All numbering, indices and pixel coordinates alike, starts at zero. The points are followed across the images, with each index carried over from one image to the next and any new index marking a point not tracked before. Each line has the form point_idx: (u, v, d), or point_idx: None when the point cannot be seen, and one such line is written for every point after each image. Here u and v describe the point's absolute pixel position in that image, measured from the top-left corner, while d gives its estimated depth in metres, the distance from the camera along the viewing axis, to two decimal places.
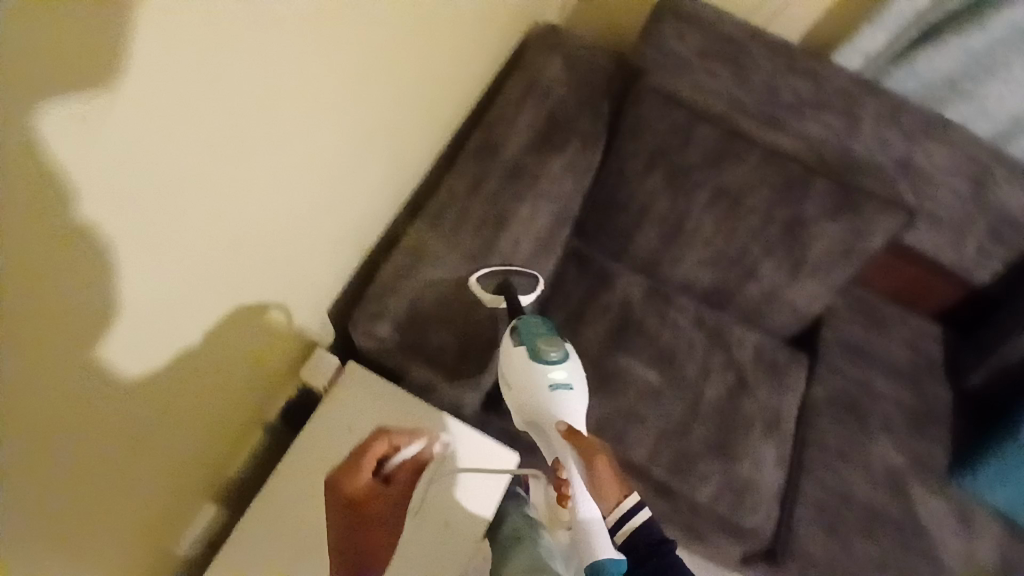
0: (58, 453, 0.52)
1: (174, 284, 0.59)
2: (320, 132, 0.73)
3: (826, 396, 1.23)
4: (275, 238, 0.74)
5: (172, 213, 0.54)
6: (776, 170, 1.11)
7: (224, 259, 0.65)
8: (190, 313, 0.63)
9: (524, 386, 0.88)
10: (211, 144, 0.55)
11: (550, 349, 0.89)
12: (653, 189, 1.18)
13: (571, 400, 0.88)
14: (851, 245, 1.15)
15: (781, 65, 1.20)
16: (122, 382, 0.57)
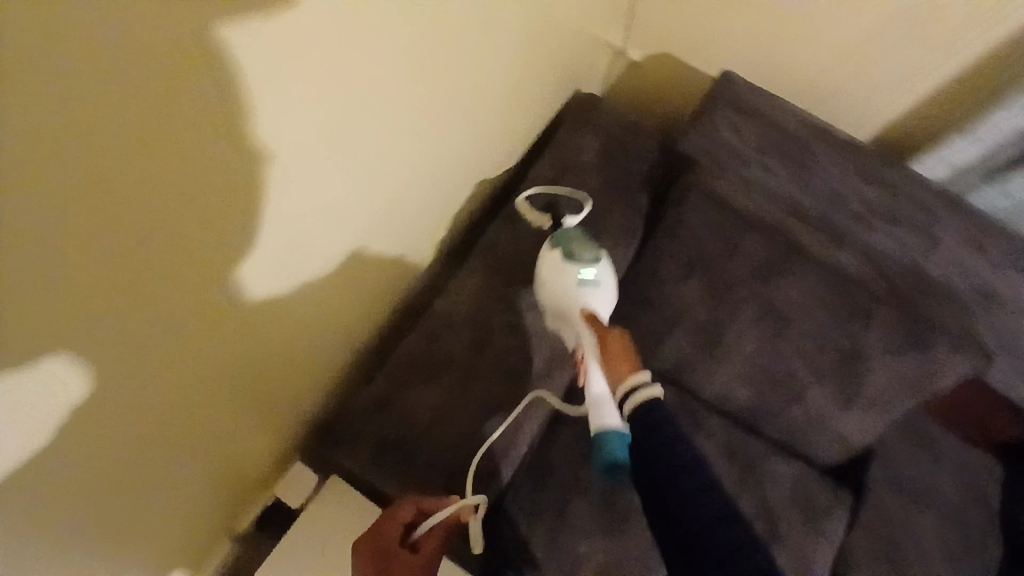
0: None
1: (290, 236, 0.58)
2: (432, 116, 0.74)
3: (868, 545, 1.08)
4: (373, 219, 0.73)
5: (303, 158, 0.54)
6: (836, 293, 0.99)
7: (330, 225, 0.65)
8: (324, 253, 0.67)
9: (554, 282, 0.89)
10: (349, 104, 0.57)
11: (583, 251, 0.90)
12: (691, 297, 1.02)
13: (598, 298, 0.89)
14: (917, 384, 1.01)
15: (851, 168, 1.05)
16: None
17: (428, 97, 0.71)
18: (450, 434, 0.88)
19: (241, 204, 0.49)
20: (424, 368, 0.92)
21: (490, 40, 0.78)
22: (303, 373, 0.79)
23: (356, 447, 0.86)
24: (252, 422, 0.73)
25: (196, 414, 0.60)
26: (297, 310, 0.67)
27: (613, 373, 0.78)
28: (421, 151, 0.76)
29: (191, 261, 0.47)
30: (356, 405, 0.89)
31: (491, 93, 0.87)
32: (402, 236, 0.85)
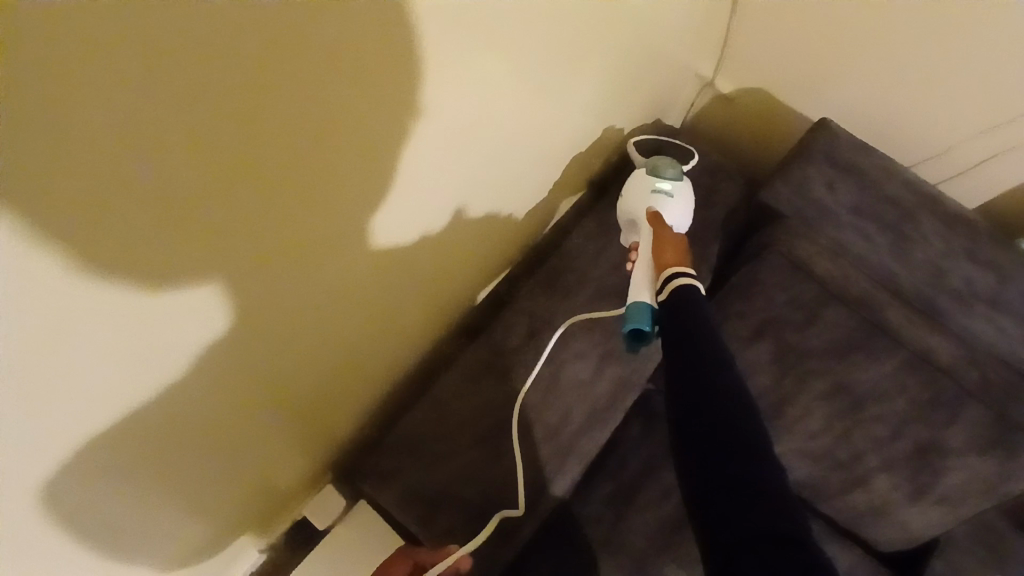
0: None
1: (417, 186, 0.61)
2: (559, 93, 0.74)
3: None
4: (484, 187, 0.75)
5: (444, 112, 0.57)
6: (919, 383, 0.88)
7: (450, 184, 0.67)
8: (438, 204, 0.68)
9: (629, 189, 0.92)
10: (494, 66, 0.59)
11: (666, 166, 0.92)
12: (756, 361, 0.95)
13: (668, 207, 0.90)
14: (994, 485, 0.92)
15: (956, 242, 0.94)
16: None
17: (485, 130, 0.66)
18: (478, 482, 0.83)
19: (285, 211, 0.47)
20: (461, 409, 0.86)
21: (566, 74, 0.72)
22: (329, 400, 0.76)
23: (384, 484, 0.83)
24: (274, 446, 0.71)
25: (227, 419, 0.59)
26: (307, 344, 0.63)
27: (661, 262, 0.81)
28: (473, 183, 0.71)
29: (236, 258, 0.46)
30: (392, 438, 0.86)
31: (561, 124, 0.81)
32: (449, 267, 0.81)
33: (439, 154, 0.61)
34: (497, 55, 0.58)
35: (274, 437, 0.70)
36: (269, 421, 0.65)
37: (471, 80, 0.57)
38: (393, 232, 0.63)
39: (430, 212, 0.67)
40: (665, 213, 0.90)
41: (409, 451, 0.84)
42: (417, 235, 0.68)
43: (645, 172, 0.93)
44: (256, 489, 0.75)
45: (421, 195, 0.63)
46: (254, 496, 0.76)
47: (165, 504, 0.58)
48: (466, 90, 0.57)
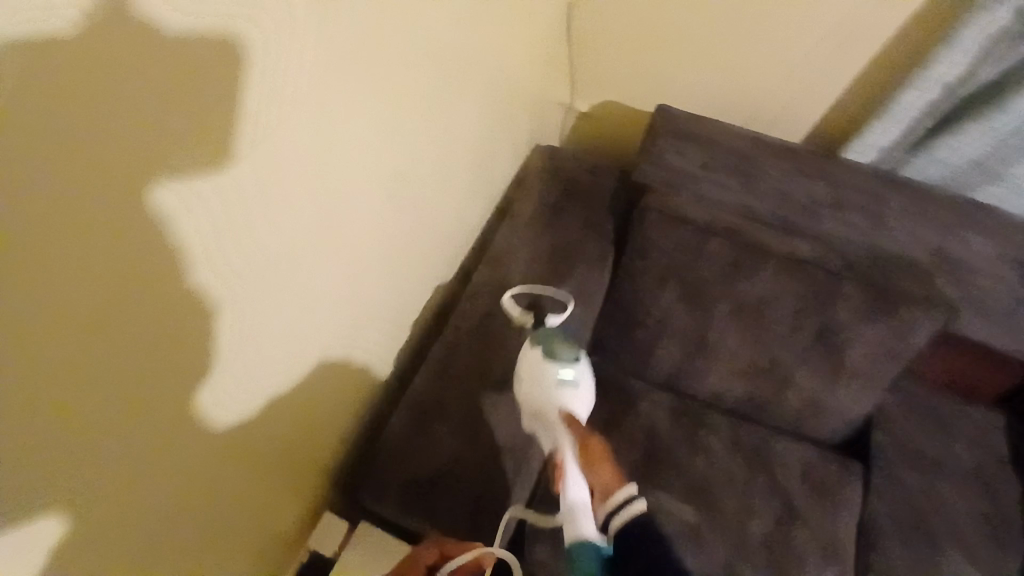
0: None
1: (242, 365, 0.60)
2: (373, 222, 0.79)
3: (890, 513, 1.11)
4: (327, 333, 0.76)
5: (254, 288, 0.58)
6: (799, 280, 1.07)
7: (284, 348, 0.67)
8: (274, 375, 0.67)
9: (535, 383, 0.88)
10: (290, 230, 0.61)
11: (564, 350, 0.90)
12: (669, 305, 1.14)
13: (576, 399, 0.88)
14: (894, 348, 1.08)
15: (790, 168, 1.18)
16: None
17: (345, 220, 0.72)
18: (469, 459, 0.96)
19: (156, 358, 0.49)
20: (435, 406, 1.00)
21: (416, 154, 0.84)
22: (309, 438, 0.82)
23: (386, 483, 0.93)
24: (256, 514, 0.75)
25: (174, 531, 0.59)
26: None
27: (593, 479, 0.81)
28: (360, 261, 0.79)
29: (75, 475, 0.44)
30: (383, 446, 0.96)
31: (462, 159, 1.00)
32: (400, 296, 0.95)
33: (278, 285, 0.62)
34: (289, 227, 0.61)
35: (239, 527, 0.72)
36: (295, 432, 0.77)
37: (308, 186, 0.63)
38: (233, 416, 0.62)
39: (284, 359, 0.68)
40: (573, 407, 0.89)
41: (398, 454, 0.95)
42: (266, 398, 0.67)
43: (543, 358, 0.90)
44: (283, 512, 0.83)
45: (273, 328, 0.64)
46: (279, 523, 0.83)
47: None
48: (298, 201, 0.62)
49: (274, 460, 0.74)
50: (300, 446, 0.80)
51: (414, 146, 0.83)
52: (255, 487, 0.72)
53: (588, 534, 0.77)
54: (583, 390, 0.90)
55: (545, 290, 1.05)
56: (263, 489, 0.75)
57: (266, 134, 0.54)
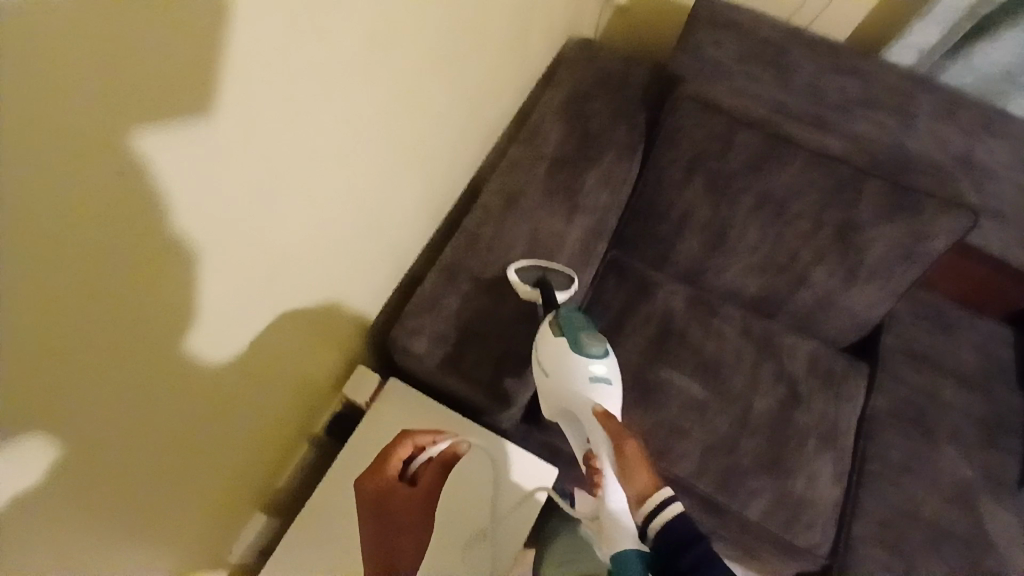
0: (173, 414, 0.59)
1: (230, 290, 0.60)
2: (373, 135, 0.75)
3: (891, 407, 1.16)
4: (323, 244, 0.74)
5: (244, 215, 0.56)
6: (825, 173, 1.08)
7: (275, 269, 0.66)
8: (264, 296, 0.67)
9: (563, 380, 0.87)
10: (282, 157, 0.58)
11: (593, 344, 0.88)
12: (694, 197, 1.15)
13: (608, 394, 0.86)
14: (910, 249, 1.10)
15: (827, 65, 1.17)
16: (187, 381, 0.60)
17: (354, 138, 0.70)
18: (492, 321, 1.00)
19: (186, 284, 0.52)
20: (463, 270, 1.03)
21: (432, 61, 0.81)
22: (330, 325, 0.86)
23: (413, 338, 0.98)
24: (279, 389, 0.82)
25: (204, 420, 0.66)
26: None
27: (629, 484, 0.75)
28: (373, 167, 0.78)
29: (124, 370, 0.50)
30: (411, 306, 1.00)
31: (505, 33, 1.01)
32: (433, 166, 0.98)
33: (290, 203, 0.63)
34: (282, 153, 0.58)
35: (262, 407, 0.79)
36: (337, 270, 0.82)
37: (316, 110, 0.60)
38: (218, 344, 0.61)
39: (298, 268, 0.71)
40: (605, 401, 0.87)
41: (428, 312, 0.99)
42: (258, 316, 0.67)
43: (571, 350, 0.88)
44: (318, 355, 0.89)
45: (286, 243, 0.65)
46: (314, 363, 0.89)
47: (152, 503, 0.64)
48: (308, 126, 0.60)
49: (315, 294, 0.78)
50: (338, 290, 0.84)
51: (421, 48, 0.76)
52: (280, 367, 0.78)
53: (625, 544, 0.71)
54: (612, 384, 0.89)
55: (552, 263, 1.00)
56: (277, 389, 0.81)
57: (259, 42, 0.48)
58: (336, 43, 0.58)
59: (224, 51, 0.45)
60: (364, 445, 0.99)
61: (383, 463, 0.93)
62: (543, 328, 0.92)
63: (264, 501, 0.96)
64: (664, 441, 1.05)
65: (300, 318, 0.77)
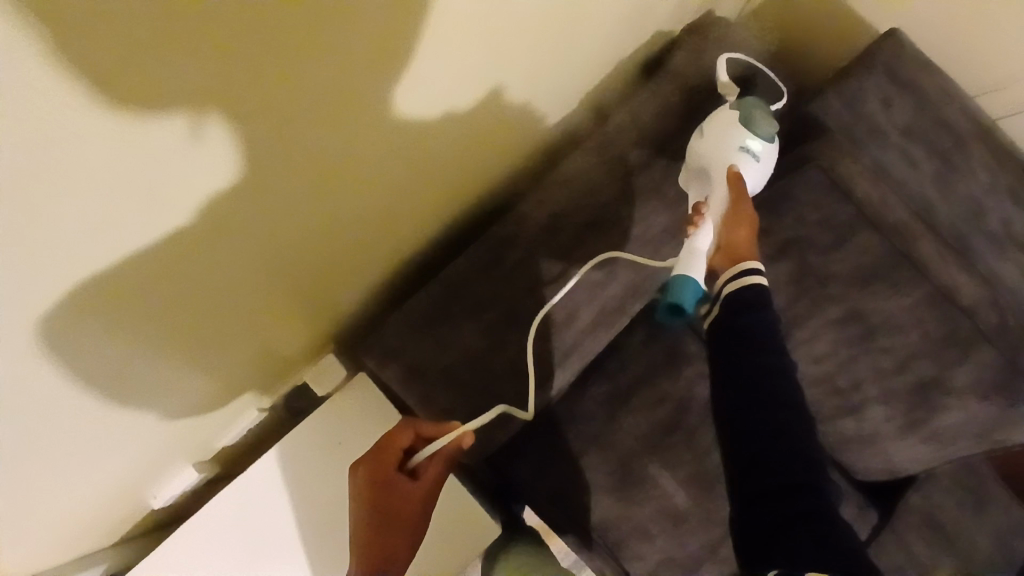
0: (253, 254, 0.56)
1: (438, 61, 0.55)
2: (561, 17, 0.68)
3: (881, 570, 1.03)
4: (506, 77, 0.69)
5: None
6: (937, 318, 0.88)
7: (474, 65, 0.61)
8: (458, 88, 0.62)
9: (715, 136, 0.82)
10: None
11: (764, 120, 0.82)
12: (771, 282, 0.92)
13: (751, 169, 0.82)
14: (988, 431, 0.92)
15: (1003, 181, 0.90)
16: (277, 234, 0.57)
17: (482, 45, 0.60)
18: (483, 367, 0.85)
19: (287, 147, 0.48)
20: (467, 296, 0.86)
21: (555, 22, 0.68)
22: (403, 242, 0.83)
23: (387, 359, 0.84)
24: (373, 254, 0.79)
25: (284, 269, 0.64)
26: (372, 176, 0.63)
27: (727, 238, 0.76)
28: (462, 107, 0.66)
29: (223, 211, 0.47)
30: (395, 319, 0.85)
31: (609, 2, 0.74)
32: (469, 155, 0.77)
33: (461, 30, 0.54)
34: None
35: (355, 264, 0.77)
36: (436, 172, 0.74)
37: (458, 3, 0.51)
38: (416, 104, 0.58)
39: (444, 103, 0.62)
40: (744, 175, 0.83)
41: (412, 333, 0.84)
42: (437, 113, 0.63)
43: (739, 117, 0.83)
44: (382, 258, 0.82)
45: (441, 72, 0.57)
46: (333, 297, 0.80)
47: (195, 329, 0.58)
48: (447, 14, 0.51)
49: (402, 188, 0.71)
50: (322, 269, 0.71)
51: None
52: (355, 260, 0.76)
53: (692, 275, 0.75)
54: (761, 167, 0.84)
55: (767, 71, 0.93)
56: (354, 272, 0.79)
57: None
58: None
59: None
60: (302, 444, 0.89)
61: (377, 458, 0.77)
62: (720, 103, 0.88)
63: (200, 454, 0.88)
64: (622, 534, 0.94)
65: (404, 196, 0.73)
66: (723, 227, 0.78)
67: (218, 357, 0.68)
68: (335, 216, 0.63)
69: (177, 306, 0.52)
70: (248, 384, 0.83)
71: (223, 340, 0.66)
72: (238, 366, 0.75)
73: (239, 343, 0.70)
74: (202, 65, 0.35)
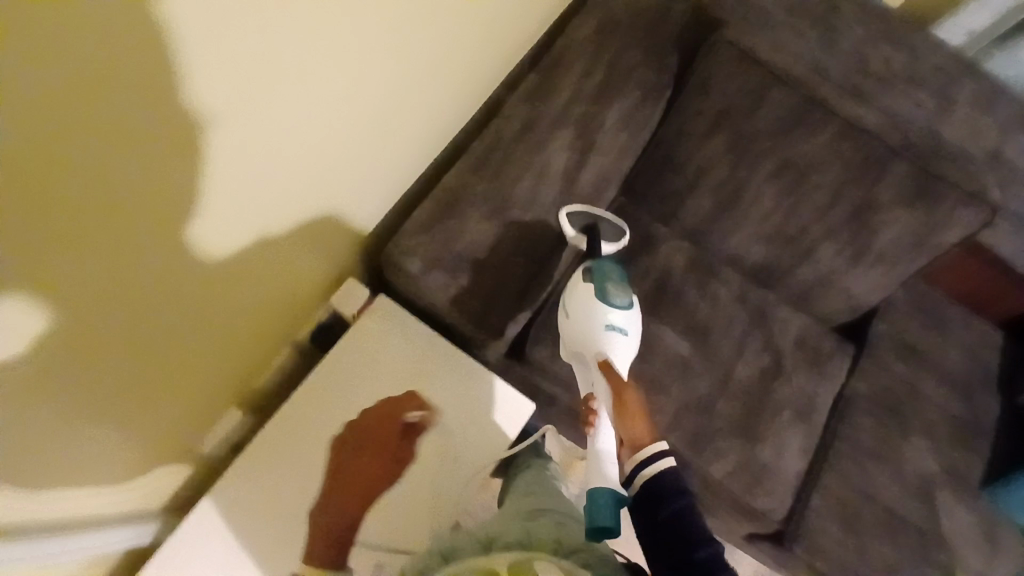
0: (142, 356, 0.62)
1: (236, 201, 0.63)
2: None
3: (868, 392, 1.18)
4: (327, 169, 0.77)
5: (251, 134, 0.59)
6: (853, 147, 1.05)
7: (279, 183, 0.69)
8: (264, 212, 0.70)
9: (584, 320, 0.93)
10: (285, 89, 0.60)
11: (617, 294, 0.93)
12: (713, 154, 1.09)
13: (622, 345, 0.92)
14: (923, 239, 1.09)
15: (875, 33, 1.11)
16: (164, 327, 0.63)
17: (275, 176, 0.68)
18: (491, 252, 0.98)
19: (146, 261, 0.55)
20: (465, 196, 0.98)
21: (325, 110, 0.69)
22: (288, 291, 0.88)
23: (408, 257, 0.94)
24: (273, 300, 0.85)
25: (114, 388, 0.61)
26: (240, 260, 0.71)
27: (624, 427, 0.82)
28: (282, 218, 0.74)
29: (94, 334, 0.54)
30: (408, 226, 0.96)
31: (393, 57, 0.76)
32: (447, 73, 0.91)
33: (250, 169, 0.62)
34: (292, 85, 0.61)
35: (255, 315, 0.83)
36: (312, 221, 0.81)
37: (234, 158, 0.59)
38: (224, 238, 0.65)
39: (256, 223, 0.69)
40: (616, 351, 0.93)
41: (424, 233, 0.96)
42: (254, 230, 0.70)
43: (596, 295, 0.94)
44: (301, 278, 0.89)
45: (243, 204, 0.65)
46: (256, 335, 0.87)
47: (107, 425, 0.64)
48: (228, 166, 0.59)
49: (275, 255, 0.78)
50: (260, 284, 0.79)
51: None
52: (231, 331, 0.79)
53: (604, 480, 0.79)
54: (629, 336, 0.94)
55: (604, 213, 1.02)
56: (200, 365, 0.76)
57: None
58: (247, 46, 0.52)
59: (97, 137, 0.43)
60: (335, 370, 0.97)
61: None
62: (573, 277, 0.98)
63: (243, 396, 0.96)
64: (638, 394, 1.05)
65: (283, 254, 0.80)
66: (618, 423, 0.83)
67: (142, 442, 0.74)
68: (218, 296, 0.70)
69: (78, 414, 0.58)
70: (186, 447, 0.88)
71: (145, 425, 0.72)
72: (164, 440, 0.80)
73: (163, 421, 0.76)
74: (36, 238, 0.42)
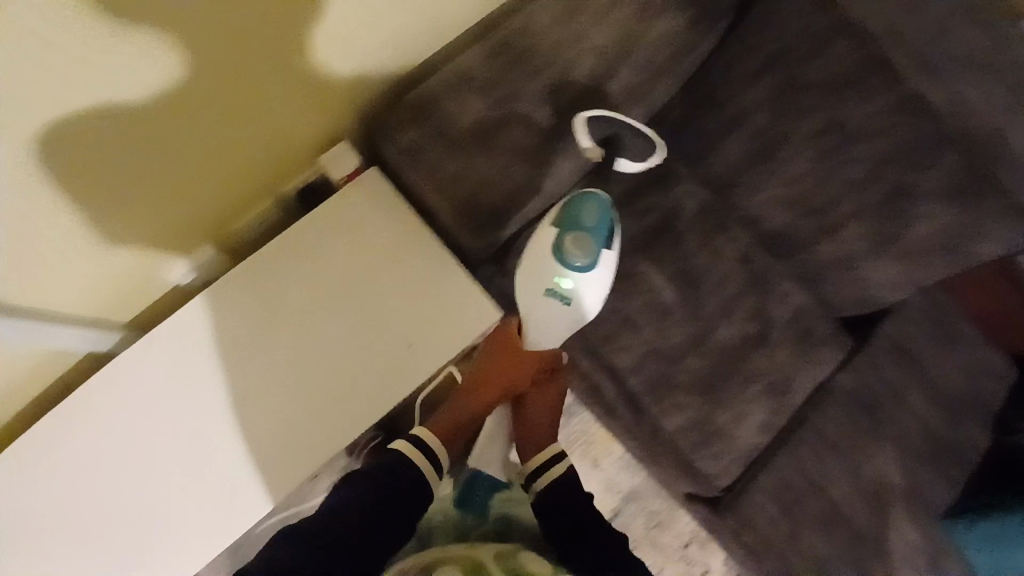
0: (187, 143, 0.74)
1: (345, 33, 0.80)
2: None
3: (850, 387, 1.12)
4: (405, 40, 0.91)
5: None
6: (909, 122, 0.96)
7: (370, 36, 0.84)
8: (361, 52, 0.86)
9: (537, 269, 0.96)
10: None
11: (574, 255, 0.94)
12: (756, 99, 1.02)
13: (559, 309, 0.97)
14: (959, 241, 1.00)
15: None
16: (210, 123, 0.75)
17: (376, 27, 0.84)
18: (490, 141, 0.92)
19: (215, 50, 0.67)
20: (476, 78, 0.93)
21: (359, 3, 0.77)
22: (324, 140, 0.97)
23: (399, 130, 0.92)
24: (311, 140, 0.95)
25: (77, 178, 0.65)
26: (296, 85, 0.81)
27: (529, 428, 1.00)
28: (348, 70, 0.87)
29: (161, 104, 0.66)
30: (412, 97, 0.92)
31: None
32: None
33: (354, 12, 0.78)
34: None
35: (294, 149, 0.93)
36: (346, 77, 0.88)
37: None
38: (329, 61, 0.82)
39: (351, 60, 0.86)
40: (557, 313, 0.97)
41: (419, 108, 0.92)
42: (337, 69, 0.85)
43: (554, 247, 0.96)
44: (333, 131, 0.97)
45: (344, 41, 0.81)
46: (290, 168, 0.97)
47: (158, 195, 0.77)
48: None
49: (323, 100, 0.89)
50: (291, 121, 0.87)
51: None
52: (276, 151, 0.90)
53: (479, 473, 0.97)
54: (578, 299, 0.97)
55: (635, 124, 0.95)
56: (232, 184, 0.88)
57: None
58: None
59: None
60: (310, 233, 0.97)
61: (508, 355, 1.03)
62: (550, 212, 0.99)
63: (218, 236, 0.95)
64: (609, 330, 1.02)
65: (332, 101, 0.90)
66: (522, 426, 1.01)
67: (187, 228, 0.88)
68: (268, 115, 0.82)
69: (132, 174, 0.71)
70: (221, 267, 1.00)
71: (191, 209, 0.85)
72: (206, 238, 0.93)
73: (205, 215, 0.89)
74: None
